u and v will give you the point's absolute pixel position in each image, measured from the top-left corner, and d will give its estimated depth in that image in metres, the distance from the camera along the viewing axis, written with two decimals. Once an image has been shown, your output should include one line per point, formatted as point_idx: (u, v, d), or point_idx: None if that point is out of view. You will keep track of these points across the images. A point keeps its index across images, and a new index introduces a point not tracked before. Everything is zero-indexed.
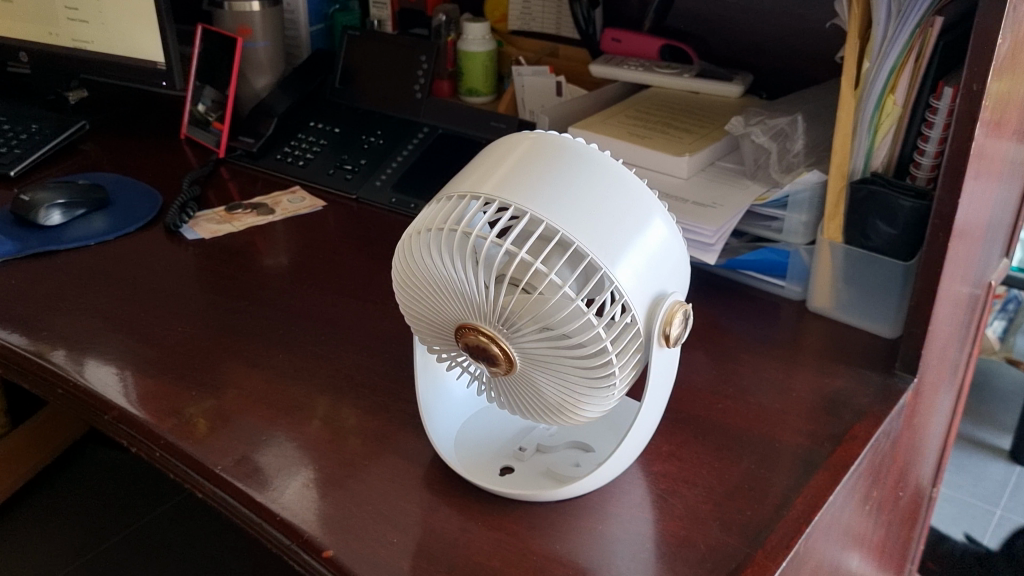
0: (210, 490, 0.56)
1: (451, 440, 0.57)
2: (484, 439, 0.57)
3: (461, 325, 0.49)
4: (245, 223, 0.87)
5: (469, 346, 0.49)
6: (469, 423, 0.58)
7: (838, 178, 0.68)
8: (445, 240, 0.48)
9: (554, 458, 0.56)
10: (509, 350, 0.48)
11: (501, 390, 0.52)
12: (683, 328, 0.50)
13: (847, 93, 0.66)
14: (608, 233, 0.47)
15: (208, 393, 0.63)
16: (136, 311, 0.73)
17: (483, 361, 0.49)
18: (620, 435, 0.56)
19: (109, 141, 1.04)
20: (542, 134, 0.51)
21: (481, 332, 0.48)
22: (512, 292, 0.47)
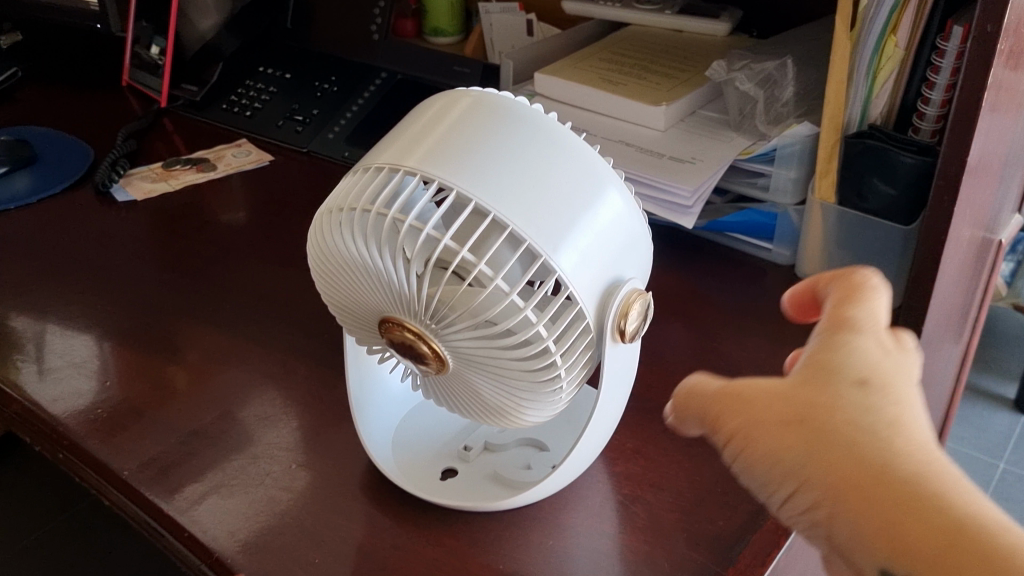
0: (116, 497, 0.50)
1: (388, 442, 0.50)
2: (425, 438, 0.51)
3: (383, 319, 0.42)
4: (182, 181, 0.79)
5: (394, 342, 0.43)
6: (409, 420, 0.52)
7: (831, 132, 0.60)
8: (358, 223, 0.40)
9: (503, 460, 0.50)
10: (439, 349, 0.41)
11: (436, 390, 0.45)
12: (644, 321, 0.43)
13: (841, 34, 0.58)
14: (548, 213, 0.39)
15: (124, 381, 0.57)
16: (54, 286, 0.66)
17: (411, 359, 0.43)
18: (577, 432, 0.50)
19: (44, 90, 0.96)
20: (479, 92, 0.43)
21: (407, 329, 0.41)
22: (438, 284, 0.40)
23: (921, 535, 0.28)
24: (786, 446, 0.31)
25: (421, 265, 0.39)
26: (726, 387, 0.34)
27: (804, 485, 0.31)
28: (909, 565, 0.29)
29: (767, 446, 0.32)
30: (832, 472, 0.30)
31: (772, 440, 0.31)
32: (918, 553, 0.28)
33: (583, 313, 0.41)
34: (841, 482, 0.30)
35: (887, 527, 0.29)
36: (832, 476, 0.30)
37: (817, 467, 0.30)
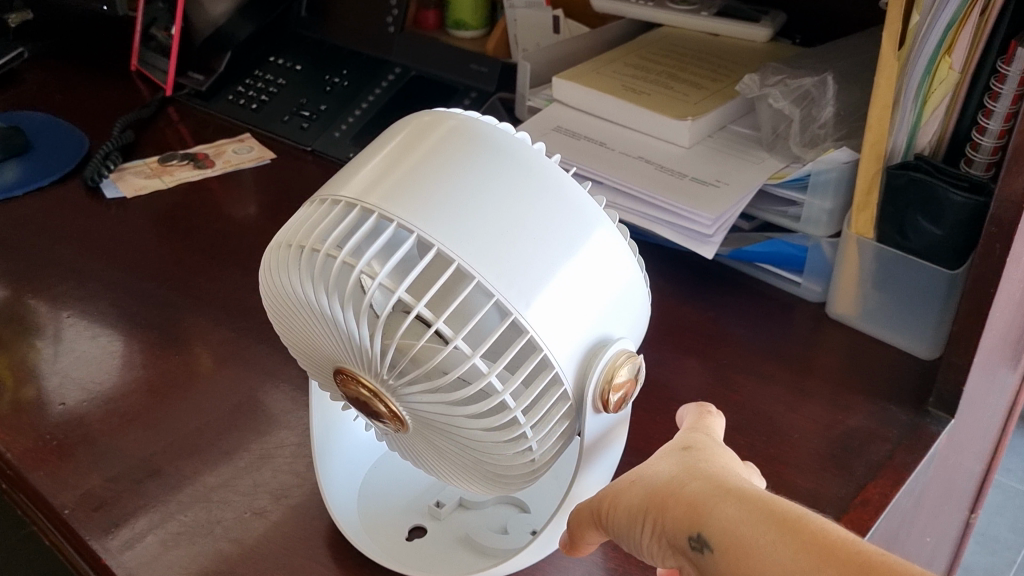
0: (55, 536, 0.46)
1: (353, 496, 0.46)
2: (394, 491, 0.46)
3: (337, 369, 0.38)
4: (177, 177, 0.75)
5: (348, 395, 0.38)
6: (378, 469, 0.47)
7: (871, 160, 0.54)
8: (307, 261, 0.35)
9: (477, 520, 0.45)
10: (397, 408, 0.36)
11: (398, 446, 0.40)
12: (632, 388, 0.37)
13: (889, 55, 0.51)
14: (522, 264, 0.34)
15: (79, 404, 0.53)
16: (27, 288, 0.62)
17: (368, 415, 0.38)
18: (561, 491, 0.45)
19: (51, 72, 0.92)
20: (458, 115, 0.38)
21: (362, 384, 0.37)
22: (390, 337, 0.35)
23: (714, 502, 0.31)
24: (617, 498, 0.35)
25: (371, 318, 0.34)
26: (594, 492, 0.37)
27: (640, 523, 0.33)
28: (712, 524, 0.31)
29: (616, 503, 0.35)
30: (648, 493, 0.33)
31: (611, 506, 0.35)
32: (714, 512, 0.31)
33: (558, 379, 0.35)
34: (661, 501, 0.33)
35: (689, 510, 0.32)
36: (651, 496, 0.33)
37: (643, 496, 0.33)
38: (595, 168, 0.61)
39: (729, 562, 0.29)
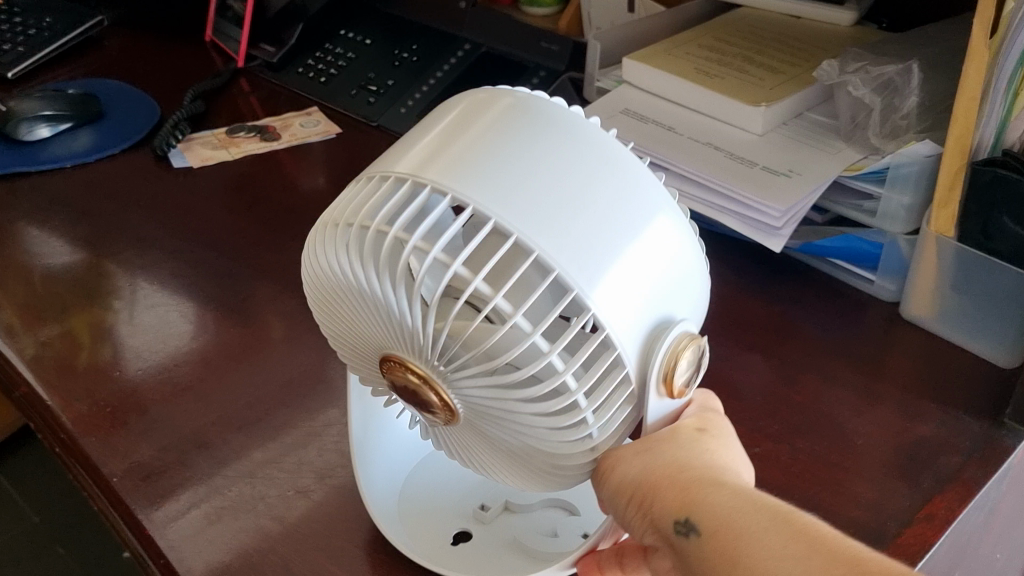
0: (102, 503, 0.46)
1: (390, 493, 0.45)
2: (439, 492, 0.46)
3: (384, 355, 0.36)
4: (243, 150, 0.75)
5: (394, 383, 0.37)
6: (419, 470, 0.47)
7: (957, 155, 0.51)
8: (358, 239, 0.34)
9: (526, 525, 0.44)
10: (448, 397, 0.35)
11: (449, 436, 0.39)
12: (694, 373, 0.36)
13: (981, 42, 0.48)
14: (583, 239, 0.33)
15: (135, 372, 0.53)
16: (92, 254, 0.63)
17: (416, 405, 0.37)
18: None
19: (128, 40, 0.93)
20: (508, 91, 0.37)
21: (410, 370, 0.35)
22: (445, 315, 0.34)
23: (705, 487, 0.34)
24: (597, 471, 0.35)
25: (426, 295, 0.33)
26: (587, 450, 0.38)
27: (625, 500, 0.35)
28: (700, 510, 0.33)
29: (613, 469, 0.35)
30: (633, 474, 0.35)
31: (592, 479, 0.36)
32: (705, 499, 0.33)
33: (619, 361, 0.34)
34: (651, 485, 0.35)
35: (681, 493, 0.34)
36: (638, 479, 0.35)
37: (642, 469, 0.35)
38: (663, 154, 0.59)
39: (715, 544, 0.32)
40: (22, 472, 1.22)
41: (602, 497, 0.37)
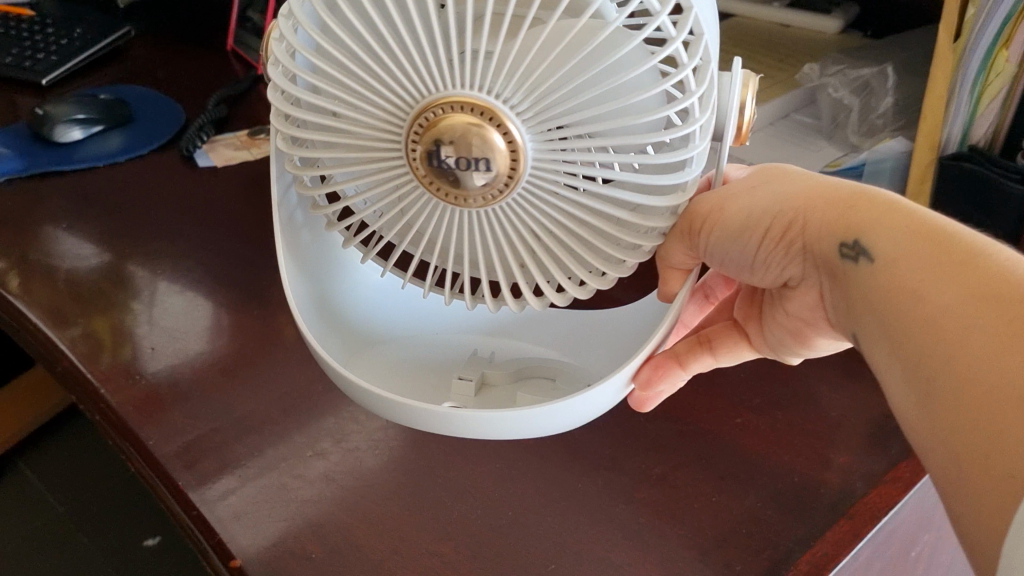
0: (139, 465, 0.51)
1: (365, 352, 0.52)
2: (412, 363, 0.52)
3: (429, 113, 0.35)
4: (264, 150, 0.80)
5: (442, 145, 0.35)
6: (396, 342, 0.53)
7: (926, 150, 0.56)
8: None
9: (508, 387, 0.51)
10: (514, 134, 0.35)
11: (504, 213, 0.38)
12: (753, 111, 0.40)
13: (944, 46, 0.54)
14: None
15: (167, 352, 0.57)
16: (124, 246, 0.68)
17: (465, 173, 0.36)
18: (611, 358, 0.51)
19: (154, 49, 0.98)
20: None
21: (465, 114, 0.34)
22: (509, 24, 0.35)
23: (857, 207, 0.38)
24: (723, 213, 0.40)
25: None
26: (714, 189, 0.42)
27: (763, 233, 0.40)
28: (865, 234, 0.37)
29: (738, 209, 0.40)
30: (767, 209, 0.40)
31: (716, 222, 0.40)
32: (867, 222, 0.37)
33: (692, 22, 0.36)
34: (788, 215, 0.40)
35: (839, 221, 0.38)
36: (772, 213, 0.40)
37: (778, 200, 0.40)
38: None
39: (887, 264, 0.36)
40: (47, 464, 1.26)
41: (722, 255, 0.42)
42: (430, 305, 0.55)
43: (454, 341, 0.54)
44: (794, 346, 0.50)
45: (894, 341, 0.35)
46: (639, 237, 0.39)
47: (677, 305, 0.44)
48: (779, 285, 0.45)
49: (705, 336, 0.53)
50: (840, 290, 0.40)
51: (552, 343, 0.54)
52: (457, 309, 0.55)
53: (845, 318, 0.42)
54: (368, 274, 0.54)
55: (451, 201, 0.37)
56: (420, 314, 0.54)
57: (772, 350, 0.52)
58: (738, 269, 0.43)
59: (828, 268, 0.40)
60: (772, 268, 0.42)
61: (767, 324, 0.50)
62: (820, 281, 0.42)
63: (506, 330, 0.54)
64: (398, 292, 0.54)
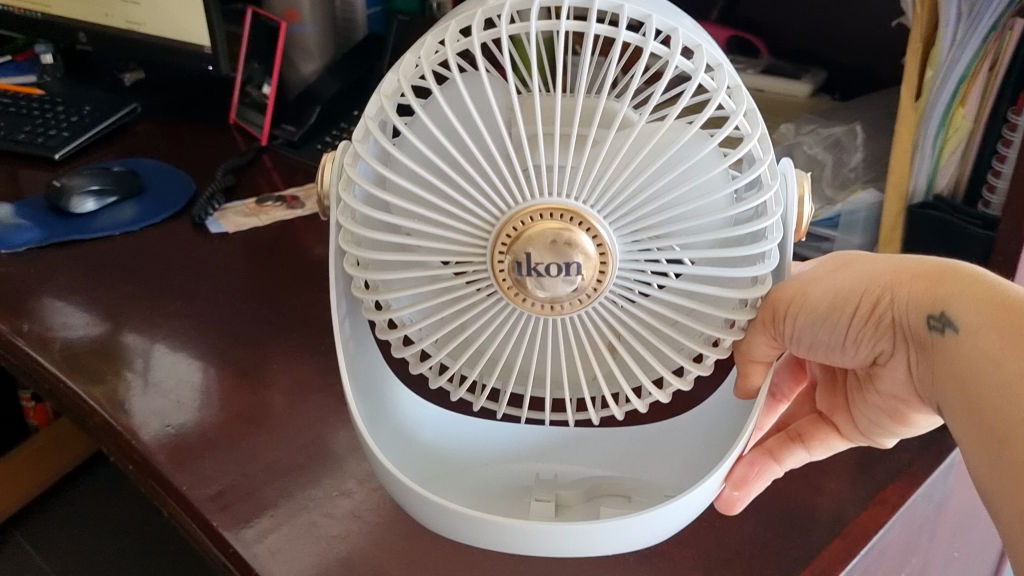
0: (173, 510, 0.55)
1: (426, 478, 0.56)
2: (473, 489, 0.56)
3: (517, 224, 0.41)
4: (272, 216, 0.85)
5: (531, 252, 0.41)
6: (453, 472, 0.57)
7: (895, 201, 0.62)
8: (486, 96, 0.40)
9: (586, 502, 0.55)
10: (600, 234, 0.41)
11: (596, 311, 0.44)
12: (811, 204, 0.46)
13: (906, 105, 0.60)
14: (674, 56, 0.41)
15: (198, 410, 0.61)
16: (146, 311, 0.72)
17: (561, 271, 0.42)
18: (676, 467, 0.56)
19: (161, 124, 1.03)
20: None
21: (553, 227, 0.41)
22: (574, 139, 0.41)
23: (942, 284, 0.42)
24: (807, 298, 0.44)
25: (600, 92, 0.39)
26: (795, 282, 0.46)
27: (850, 314, 0.44)
28: (952, 305, 0.40)
29: (818, 295, 0.44)
30: (853, 290, 0.44)
31: (801, 307, 0.44)
32: (953, 295, 0.41)
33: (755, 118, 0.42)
34: (875, 293, 0.44)
35: (927, 295, 0.42)
36: (859, 293, 0.44)
37: (861, 281, 0.44)
38: None
39: (968, 332, 0.40)
40: (42, 535, 1.28)
41: (804, 338, 0.46)
42: (477, 431, 0.60)
43: (513, 465, 0.59)
44: (890, 426, 0.53)
45: (982, 411, 0.38)
46: (710, 325, 0.44)
47: (759, 400, 0.48)
48: (866, 363, 0.48)
49: (797, 433, 0.56)
50: (928, 362, 0.43)
51: (601, 463, 0.59)
52: (502, 432, 0.60)
53: (931, 391, 0.45)
54: (417, 408, 0.59)
55: (544, 307, 0.44)
56: (472, 439, 0.59)
57: (865, 436, 0.55)
58: (824, 350, 0.47)
59: (916, 341, 0.43)
60: (858, 344, 0.46)
61: (858, 408, 0.54)
62: (907, 356, 0.46)
63: (556, 453, 0.60)
64: (446, 421, 0.60)
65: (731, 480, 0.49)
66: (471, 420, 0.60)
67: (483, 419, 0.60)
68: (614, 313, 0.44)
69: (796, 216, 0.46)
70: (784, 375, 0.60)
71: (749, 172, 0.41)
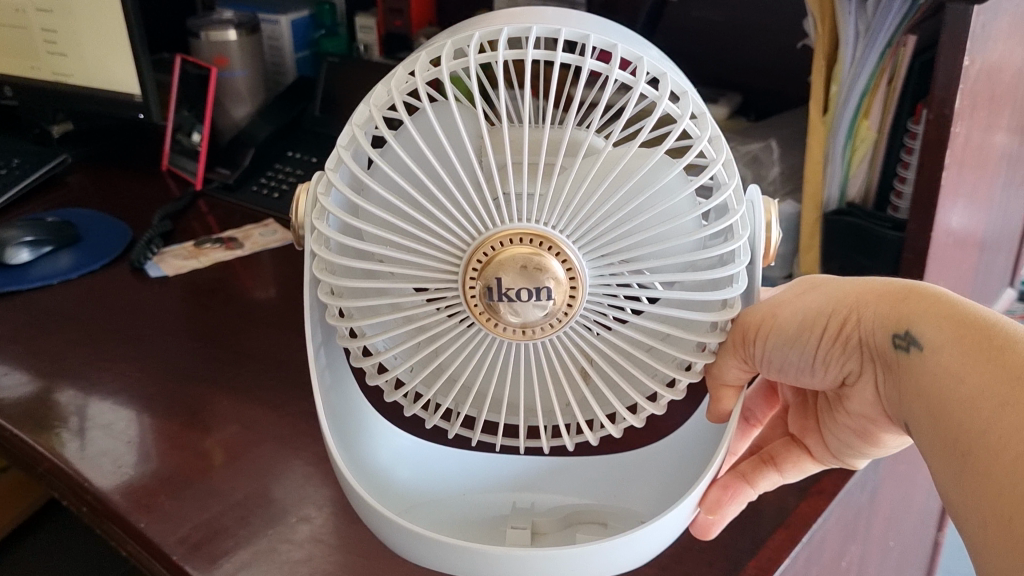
0: (135, 550, 0.56)
1: (401, 510, 0.57)
2: (450, 525, 0.58)
3: (489, 248, 0.43)
4: (212, 258, 0.86)
5: (503, 276, 0.43)
6: (429, 506, 0.59)
7: (811, 209, 0.66)
8: (459, 125, 0.43)
9: (559, 533, 0.57)
10: (570, 257, 0.43)
11: (573, 336, 0.46)
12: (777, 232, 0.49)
13: (815, 120, 0.64)
14: (643, 86, 0.44)
15: (155, 451, 0.62)
16: (92, 356, 0.72)
17: (533, 292, 0.43)
18: (644, 489, 0.59)
19: (93, 173, 1.03)
20: (467, 24, 0.49)
21: (524, 249, 0.43)
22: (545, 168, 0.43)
23: (906, 305, 0.44)
24: (776, 319, 0.47)
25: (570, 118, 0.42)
26: (765, 306, 0.48)
27: (818, 333, 0.46)
28: (917, 324, 0.43)
29: (780, 316, 0.47)
30: (821, 311, 0.46)
31: (770, 329, 0.47)
32: (918, 315, 0.43)
33: (720, 144, 0.45)
34: (842, 313, 0.46)
35: (891, 317, 0.44)
36: (826, 313, 0.46)
37: (824, 303, 0.46)
38: None
39: (930, 351, 0.42)
40: None
41: (770, 361, 0.48)
42: (454, 466, 0.61)
43: (488, 498, 0.60)
44: (861, 447, 0.53)
45: (944, 428, 0.40)
46: (680, 351, 0.46)
47: (730, 423, 0.51)
48: (835, 385, 0.50)
49: (769, 456, 0.56)
50: (894, 380, 0.45)
51: (577, 490, 0.61)
52: (479, 462, 0.61)
53: (898, 410, 0.46)
54: (395, 444, 0.60)
55: (518, 333, 0.45)
56: (448, 474, 0.61)
57: (837, 458, 0.55)
58: (795, 373, 0.49)
59: (882, 359, 0.46)
60: (827, 366, 0.48)
61: (829, 429, 0.54)
62: (876, 376, 0.47)
63: (533, 483, 0.61)
64: (425, 458, 0.61)
65: (705, 504, 0.51)
66: (450, 454, 0.61)
67: (461, 452, 0.61)
68: (585, 339, 0.46)
69: (765, 241, 0.49)
70: (757, 399, 0.63)
71: (714, 200, 0.44)
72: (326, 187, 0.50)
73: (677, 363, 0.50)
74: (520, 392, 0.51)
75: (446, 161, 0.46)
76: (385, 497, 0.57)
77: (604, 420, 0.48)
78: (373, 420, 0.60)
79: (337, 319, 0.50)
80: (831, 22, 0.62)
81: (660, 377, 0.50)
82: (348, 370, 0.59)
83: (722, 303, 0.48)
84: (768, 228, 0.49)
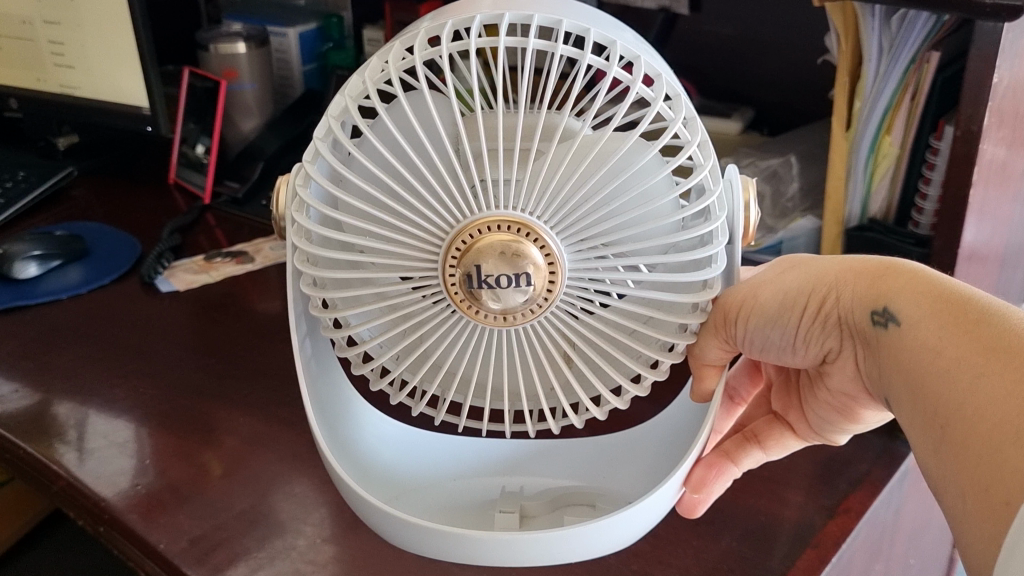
0: (151, 569, 0.55)
1: (392, 500, 0.57)
2: (438, 510, 0.58)
3: (467, 236, 0.43)
4: (223, 273, 0.85)
5: (482, 263, 0.43)
6: (420, 495, 0.59)
7: (833, 225, 0.66)
8: (434, 115, 0.43)
9: (546, 518, 0.58)
10: (548, 244, 0.43)
11: (553, 322, 0.46)
12: (756, 211, 0.50)
13: (838, 136, 0.65)
14: (616, 70, 0.44)
15: (170, 467, 0.61)
16: (103, 372, 0.71)
17: (512, 276, 0.43)
18: (633, 475, 0.59)
19: (99, 186, 1.03)
20: (442, 13, 0.49)
21: (503, 233, 0.43)
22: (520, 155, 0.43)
23: (884, 283, 0.45)
24: (757, 301, 0.48)
25: (545, 103, 0.43)
26: (746, 285, 0.49)
27: (798, 313, 0.48)
28: (897, 300, 0.44)
29: (760, 296, 0.48)
30: (800, 290, 0.47)
31: (751, 310, 0.48)
32: (897, 291, 0.44)
33: (694, 125, 0.45)
34: (821, 292, 0.47)
35: (871, 293, 0.45)
36: (806, 292, 0.47)
37: (803, 281, 0.47)
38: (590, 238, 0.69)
39: (908, 328, 0.43)
40: None
41: (750, 339, 0.49)
42: (443, 450, 0.61)
43: (478, 481, 0.61)
44: (841, 424, 0.56)
45: (926, 404, 0.41)
46: (662, 335, 0.47)
47: (714, 403, 0.52)
48: (817, 363, 0.51)
49: (751, 432, 0.60)
50: (873, 356, 0.46)
51: (565, 472, 0.61)
52: (468, 450, 0.61)
53: (878, 385, 0.48)
54: (380, 432, 0.60)
55: (498, 319, 0.45)
56: (435, 463, 0.61)
57: (817, 434, 0.58)
58: (778, 353, 0.50)
59: (860, 336, 0.47)
60: (807, 343, 0.49)
61: (810, 406, 0.57)
62: (855, 352, 0.49)
63: (520, 466, 0.61)
64: (413, 444, 0.61)
65: (691, 484, 0.53)
66: (435, 442, 0.62)
67: (450, 439, 0.62)
68: (569, 325, 0.46)
69: (743, 221, 0.49)
70: (742, 377, 0.65)
71: (692, 180, 0.44)
72: (304, 180, 0.50)
73: (661, 345, 0.50)
74: (503, 377, 0.51)
75: (422, 147, 0.46)
76: (375, 486, 0.57)
77: (588, 404, 0.48)
78: (365, 414, 0.60)
79: (321, 308, 0.50)
80: (854, 35, 0.62)
81: (644, 359, 0.50)
82: (334, 362, 0.59)
83: (702, 283, 0.49)
84: (746, 208, 0.49)
